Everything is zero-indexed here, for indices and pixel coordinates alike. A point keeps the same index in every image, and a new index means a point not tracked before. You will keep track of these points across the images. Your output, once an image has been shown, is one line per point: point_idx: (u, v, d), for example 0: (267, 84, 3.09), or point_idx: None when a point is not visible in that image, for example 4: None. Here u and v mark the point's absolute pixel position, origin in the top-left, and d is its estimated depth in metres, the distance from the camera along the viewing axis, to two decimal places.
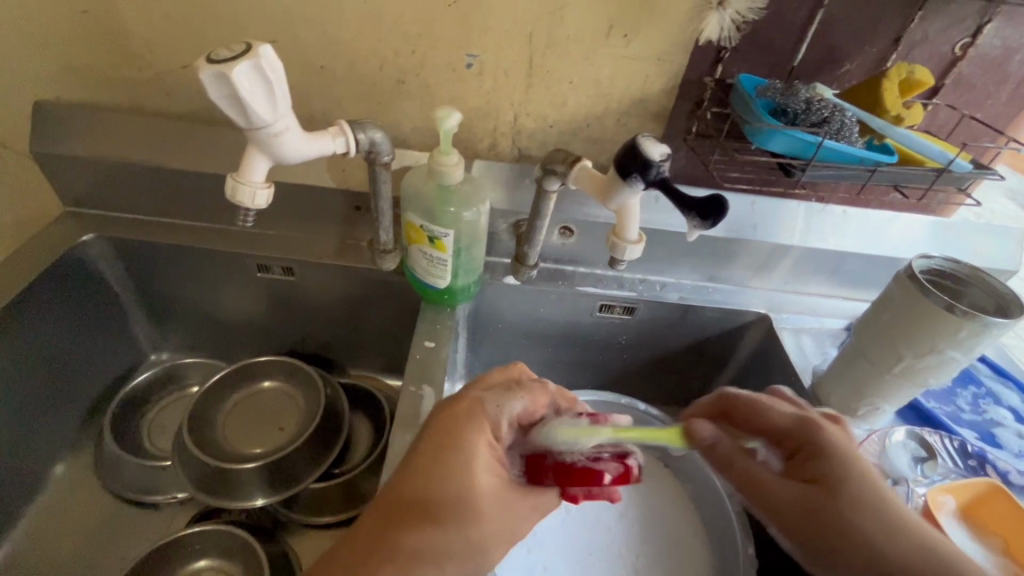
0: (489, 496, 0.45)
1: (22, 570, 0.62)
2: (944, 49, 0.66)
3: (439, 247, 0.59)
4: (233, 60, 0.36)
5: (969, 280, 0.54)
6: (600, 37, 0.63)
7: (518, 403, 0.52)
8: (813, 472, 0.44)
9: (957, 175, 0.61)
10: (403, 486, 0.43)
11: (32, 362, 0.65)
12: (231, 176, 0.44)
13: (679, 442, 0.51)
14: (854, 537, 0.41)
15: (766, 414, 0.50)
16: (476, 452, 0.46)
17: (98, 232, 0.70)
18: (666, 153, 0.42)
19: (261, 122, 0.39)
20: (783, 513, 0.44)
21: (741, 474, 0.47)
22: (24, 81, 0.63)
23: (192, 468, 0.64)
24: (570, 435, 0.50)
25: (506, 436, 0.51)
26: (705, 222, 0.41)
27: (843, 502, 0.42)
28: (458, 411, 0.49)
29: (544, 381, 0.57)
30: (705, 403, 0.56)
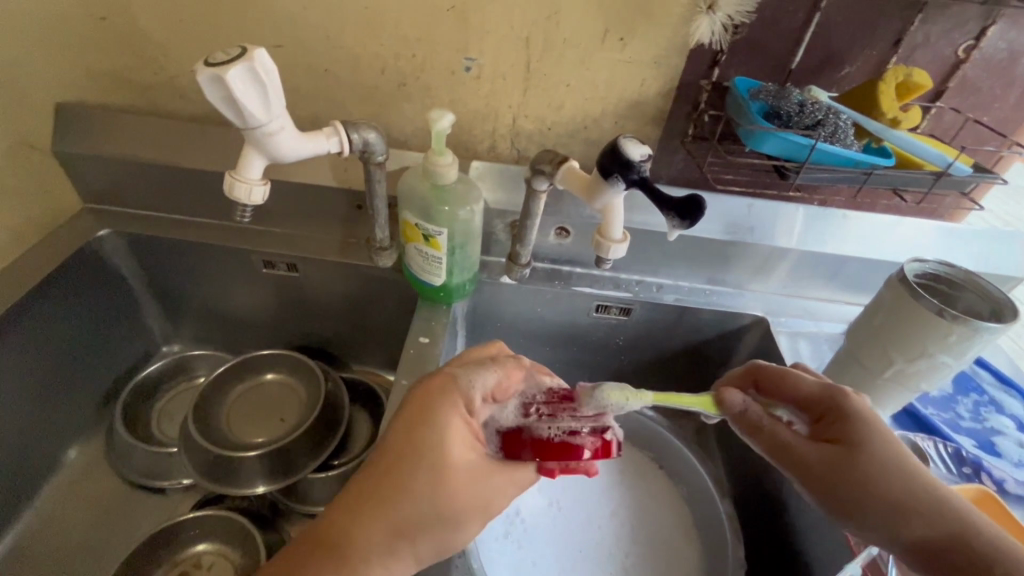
0: (460, 473, 0.46)
1: (35, 547, 0.65)
2: (946, 51, 0.66)
3: (433, 245, 0.60)
4: (228, 63, 0.38)
5: (961, 285, 0.54)
6: (596, 41, 0.64)
7: (490, 377, 0.52)
8: (837, 433, 0.47)
9: (957, 179, 0.61)
10: (383, 466, 0.44)
11: (50, 350, 0.68)
12: (228, 173, 0.46)
13: (711, 410, 0.52)
14: (876, 491, 0.43)
15: (795, 383, 0.52)
16: (449, 427, 0.46)
17: (114, 227, 0.73)
18: (646, 154, 0.43)
19: (255, 122, 0.41)
20: (809, 473, 0.46)
21: (770, 437, 0.49)
22: (47, 84, 0.66)
23: (196, 455, 0.66)
24: (616, 397, 0.51)
25: (480, 411, 0.51)
26: (684, 222, 0.42)
27: (866, 462, 0.44)
28: (431, 388, 0.49)
29: (519, 357, 0.57)
30: (733, 375, 0.58)
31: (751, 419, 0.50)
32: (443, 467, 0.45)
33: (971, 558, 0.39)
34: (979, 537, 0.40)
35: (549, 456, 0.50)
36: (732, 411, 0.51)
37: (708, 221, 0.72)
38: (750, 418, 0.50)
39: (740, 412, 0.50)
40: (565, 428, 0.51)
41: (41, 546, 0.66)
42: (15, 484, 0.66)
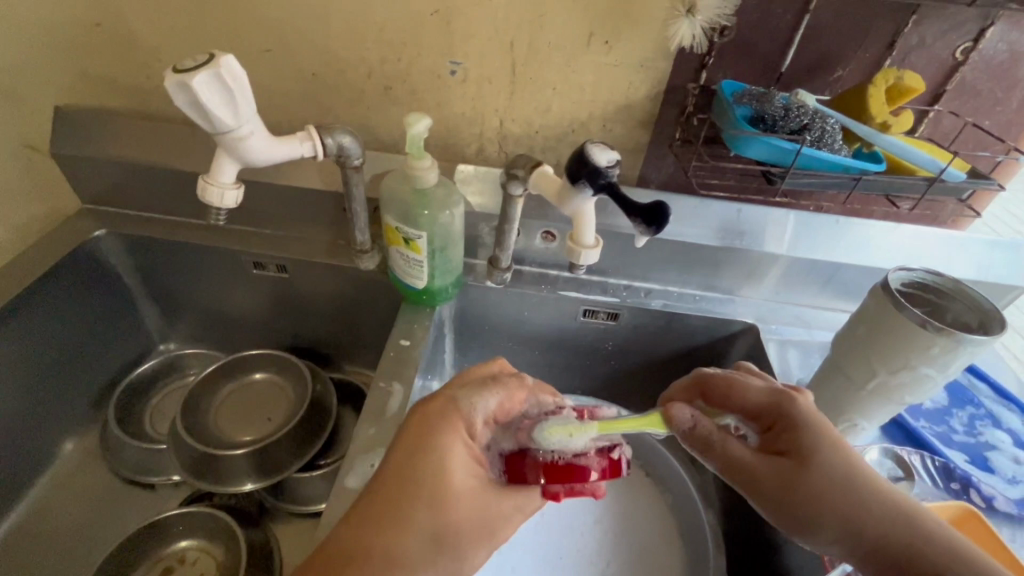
0: (463, 503, 0.44)
1: (28, 538, 0.67)
2: (943, 54, 0.64)
3: (414, 248, 0.61)
4: (195, 70, 0.39)
5: (951, 294, 0.52)
6: (581, 44, 0.64)
7: (493, 399, 0.50)
8: (788, 445, 0.44)
9: (950, 185, 0.60)
10: (384, 496, 0.42)
11: (46, 346, 0.70)
12: (202, 177, 0.47)
13: (660, 428, 0.49)
14: (830, 504, 0.41)
15: (742, 393, 0.49)
16: (450, 454, 0.45)
17: (110, 228, 0.75)
18: (614, 160, 0.43)
19: (226, 127, 0.42)
20: (761, 489, 0.43)
21: (722, 453, 0.46)
22: (45, 89, 0.68)
23: (183, 452, 0.67)
24: (558, 434, 0.49)
25: (483, 434, 0.49)
26: (650, 228, 0.42)
27: (819, 474, 0.42)
28: (431, 414, 0.47)
29: (521, 375, 0.54)
30: (681, 385, 0.55)
31: (700, 436, 0.47)
32: (445, 497, 0.43)
33: (923, 566, 0.38)
34: (930, 543, 0.38)
35: (556, 480, 0.49)
36: (682, 428, 0.48)
37: (697, 226, 0.71)
38: (701, 435, 0.47)
39: (689, 429, 0.47)
40: (568, 449, 0.50)
41: (34, 536, 0.67)
42: (10, 476, 0.68)
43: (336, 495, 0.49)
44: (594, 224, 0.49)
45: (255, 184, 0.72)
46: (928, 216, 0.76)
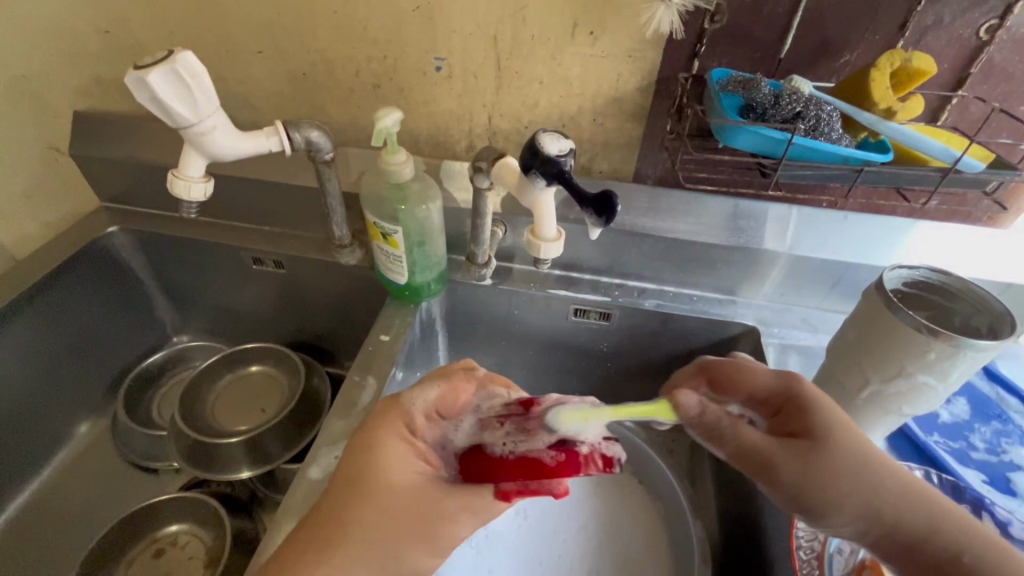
0: (407, 497, 0.43)
1: (42, 511, 0.72)
2: (965, 33, 0.57)
3: (391, 243, 0.61)
4: (152, 67, 0.45)
5: (958, 294, 0.51)
6: (566, 36, 0.61)
7: (432, 392, 0.50)
8: (801, 428, 0.40)
9: (968, 176, 0.54)
10: (339, 500, 0.41)
11: (62, 335, 0.75)
12: (174, 172, 0.54)
13: (669, 417, 0.44)
14: (851, 489, 0.37)
15: (749, 377, 0.45)
16: (388, 452, 0.44)
17: (123, 224, 0.79)
18: (565, 149, 0.47)
19: (187, 122, 0.49)
20: (776, 476, 0.38)
21: (733, 441, 0.41)
22: (65, 94, 0.73)
23: (180, 441, 0.69)
24: (573, 421, 0.42)
25: (428, 431, 0.48)
26: (601, 218, 0.45)
27: (835, 458, 0.38)
28: (372, 414, 0.48)
29: (471, 368, 0.54)
30: (683, 372, 0.50)
31: (710, 424, 0.42)
32: (385, 492, 0.42)
33: (940, 547, 0.35)
34: (947, 525, 0.36)
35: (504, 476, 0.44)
36: (691, 415, 0.43)
37: (691, 222, 0.67)
38: (710, 422, 0.42)
39: (697, 416, 0.43)
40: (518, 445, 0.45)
41: (48, 509, 0.73)
42: (27, 453, 0.73)
43: (297, 484, 0.49)
44: (553, 216, 0.54)
45: (251, 181, 0.74)
46: (958, 212, 0.69)
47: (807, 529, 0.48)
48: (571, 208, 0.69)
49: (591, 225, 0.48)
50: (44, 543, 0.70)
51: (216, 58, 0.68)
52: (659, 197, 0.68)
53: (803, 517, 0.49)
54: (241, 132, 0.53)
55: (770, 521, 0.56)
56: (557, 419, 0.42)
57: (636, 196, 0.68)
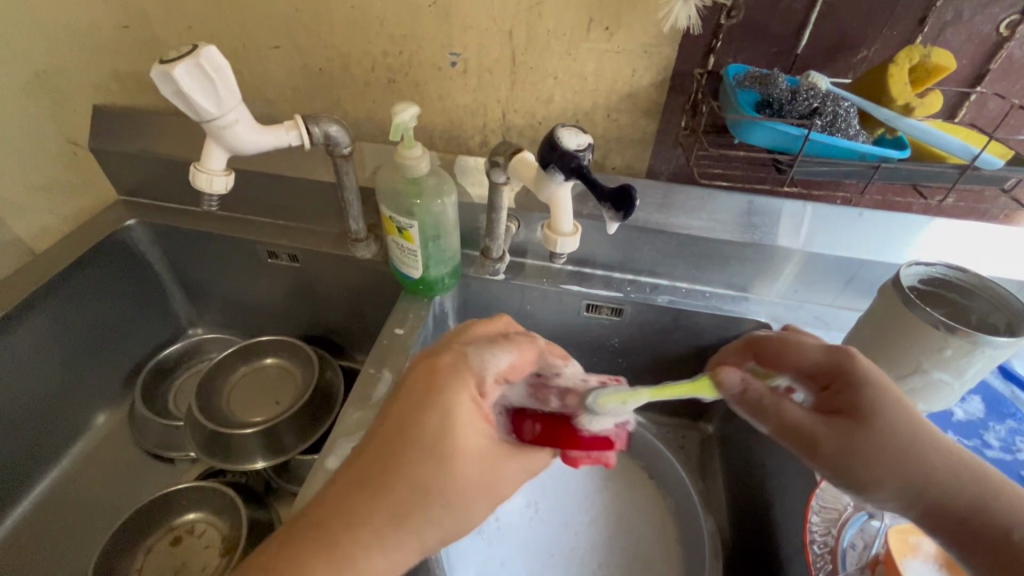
0: (469, 460, 0.40)
1: (62, 499, 0.74)
2: (985, 29, 0.56)
3: (406, 237, 0.62)
4: (177, 61, 0.46)
5: (971, 290, 0.51)
6: (581, 31, 0.61)
7: (505, 358, 0.47)
8: (847, 404, 0.39)
9: (985, 172, 0.54)
10: (365, 468, 0.38)
11: (81, 326, 0.76)
12: (196, 165, 0.55)
13: (707, 392, 0.43)
14: (895, 466, 0.36)
15: (798, 350, 0.44)
16: (457, 409, 0.41)
17: (140, 218, 0.80)
18: (584, 144, 0.47)
19: (210, 116, 0.50)
20: (818, 453, 0.38)
21: (776, 417, 0.40)
22: (85, 89, 0.74)
23: (197, 431, 0.70)
24: (612, 403, 0.46)
25: (492, 392, 0.46)
26: (618, 213, 0.46)
27: (880, 436, 0.36)
28: (440, 365, 0.44)
29: (531, 334, 0.52)
30: (731, 348, 0.50)
31: (753, 400, 0.42)
32: (449, 454, 0.39)
33: (991, 523, 0.34)
34: (1001, 504, 0.34)
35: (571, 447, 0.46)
36: (732, 391, 0.43)
37: (705, 218, 0.67)
38: (753, 399, 0.42)
39: (739, 392, 0.42)
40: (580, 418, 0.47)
41: (68, 496, 0.74)
42: (48, 442, 0.75)
43: (314, 473, 0.50)
44: (571, 210, 0.54)
45: (266, 176, 0.74)
46: (974, 210, 0.68)
47: (821, 524, 0.48)
48: (584, 203, 0.69)
49: (607, 219, 0.48)
50: (64, 529, 0.72)
51: (234, 52, 0.68)
52: (672, 193, 0.68)
53: (816, 511, 0.49)
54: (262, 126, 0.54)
55: (781, 516, 0.57)
56: (598, 402, 0.46)
57: (650, 192, 0.68)
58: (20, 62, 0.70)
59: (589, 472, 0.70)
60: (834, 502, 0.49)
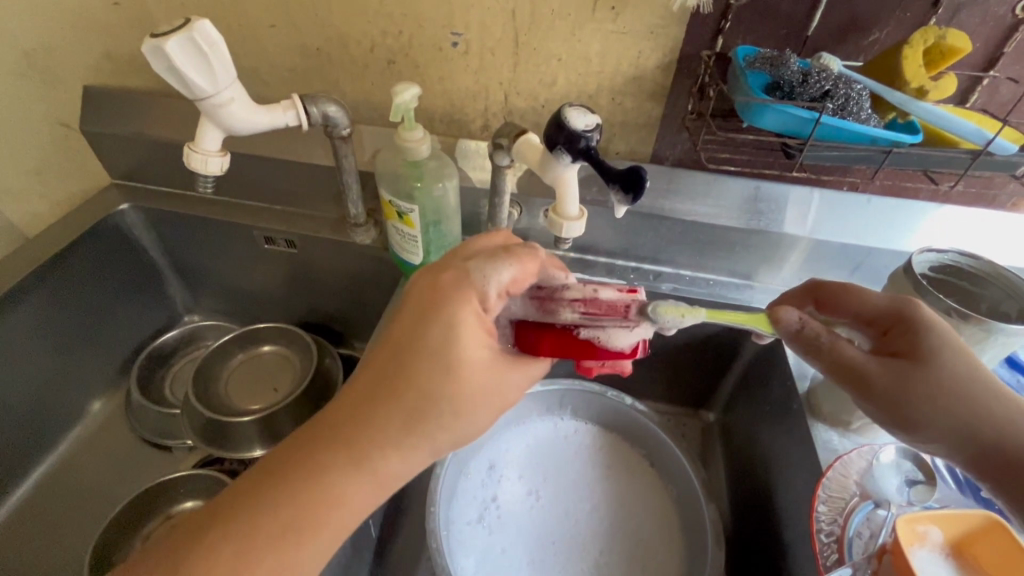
0: (476, 370, 0.39)
1: (58, 486, 0.74)
2: (1000, 11, 0.55)
3: (407, 222, 0.61)
4: (169, 35, 0.44)
5: (989, 280, 0.51)
6: (586, 11, 0.59)
7: (507, 273, 0.41)
8: (905, 347, 0.40)
9: (998, 158, 0.53)
10: (329, 429, 0.38)
11: (74, 312, 0.75)
12: (189, 145, 0.54)
13: (767, 330, 0.45)
14: (951, 407, 0.38)
15: (859, 296, 0.44)
16: (457, 327, 0.38)
17: (134, 202, 0.78)
18: (591, 124, 0.46)
19: (203, 93, 0.48)
20: (869, 389, 0.39)
21: (830, 356, 0.41)
22: (75, 68, 0.72)
23: (195, 419, 0.69)
24: (607, 319, 0.43)
25: (496, 308, 0.41)
26: (628, 195, 0.45)
27: (937, 377, 0.38)
28: (441, 284, 0.40)
29: (533, 246, 0.44)
30: (790, 290, 0.49)
31: (809, 338, 0.42)
32: (454, 367, 0.38)
33: None
34: None
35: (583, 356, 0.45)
36: (790, 327, 0.43)
37: (710, 205, 0.66)
38: (808, 337, 0.42)
39: (796, 330, 0.43)
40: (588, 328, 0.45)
41: (66, 483, 0.74)
42: (43, 430, 0.74)
43: None
44: (576, 194, 0.53)
45: (262, 159, 0.72)
46: (983, 197, 0.67)
47: (827, 513, 0.48)
48: (588, 189, 0.68)
49: (615, 202, 0.47)
50: (61, 516, 0.71)
51: (228, 31, 0.66)
52: (677, 178, 0.67)
53: (824, 501, 0.49)
54: (257, 105, 0.53)
55: (784, 505, 0.56)
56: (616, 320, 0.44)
57: (655, 178, 0.67)
58: (8, 42, 0.68)
59: (591, 460, 0.69)
60: (840, 491, 0.49)
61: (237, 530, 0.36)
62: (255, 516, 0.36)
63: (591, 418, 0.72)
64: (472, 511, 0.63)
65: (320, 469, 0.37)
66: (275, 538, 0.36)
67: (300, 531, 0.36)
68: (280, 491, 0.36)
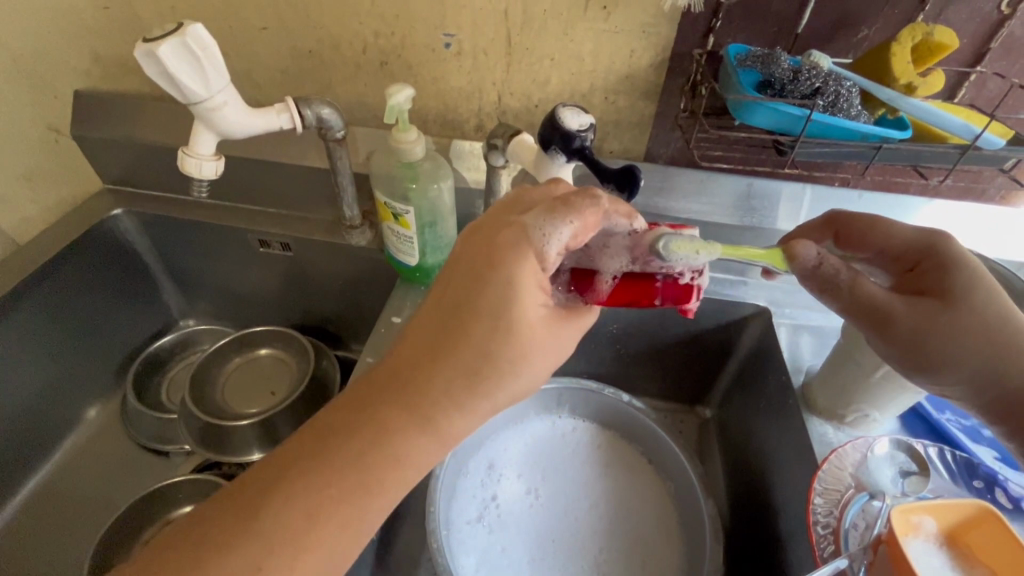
0: (536, 329, 0.39)
1: (55, 494, 0.73)
2: (987, 7, 0.55)
3: (402, 223, 0.61)
4: (162, 39, 0.44)
5: (976, 272, 0.53)
6: (578, 10, 0.59)
7: (566, 231, 0.39)
8: (936, 284, 0.41)
9: (987, 152, 0.54)
10: (371, 407, 0.37)
11: (68, 318, 0.74)
12: (183, 150, 0.54)
13: (780, 264, 0.46)
14: (981, 345, 0.39)
15: (886, 232, 0.46)
16: (519, 283, 0.38)
17: (127, 207, 0.78)
18: (585, 123, 0.47)
19: (197, 98, 0.48)
20: (894, 330, 0.40)
21: (850, 293, 0.41)
22: (65, 73, 0.71)
23: (192, 423, 0.69)
24: (685, 249, 0.42)
25: (553, 264, 0.40)
26: (622, 195, 0.46)
27: (968, 316, 0.39)
28: (495, 240, 0.39)
29: (593, 192, 0.42)
30: (811, 224, 0.51)
31: (824, 275, 0.43)
32: (512, 326, 0.38)
33: None
34: None
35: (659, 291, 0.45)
36: (806, 265, 0.43)
37: (704, 202, 0.67)
38: (824, 273, 0.42)
39: (813, 266, 0.43)
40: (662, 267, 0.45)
41: (62, 491, 0.74)
42: (36, 438, 0.74)
43: None
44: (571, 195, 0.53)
45: (256, 162, 0.72)
46: (972, 190, 0.67)
47: (823, 505, 0.48)
48: (583, 189, 0.68)
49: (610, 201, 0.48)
50: (58, 524, 0.71)
51: (220, 34, 0.66)
52: (670, 176, 0.68)
53: (819, 493, 0.49)
54: (251, 108, 0.53)
55: (781, 498, 0.57)
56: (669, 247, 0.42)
57: (648, 176, 0.68)
58: None
59: (589, 457, 0.69)
60: (837, 483, 0.50)
61: (292, 510, 0.35)
62: (313, 484, 0.36)
63: (589, 416, 0.73)
64: (472, 510, 0.63)
65: (370, 443, 0.37)
66: (336, 507, 0.36)
67: (362, 497, 0.36)
68: (340, 457, 0.36)
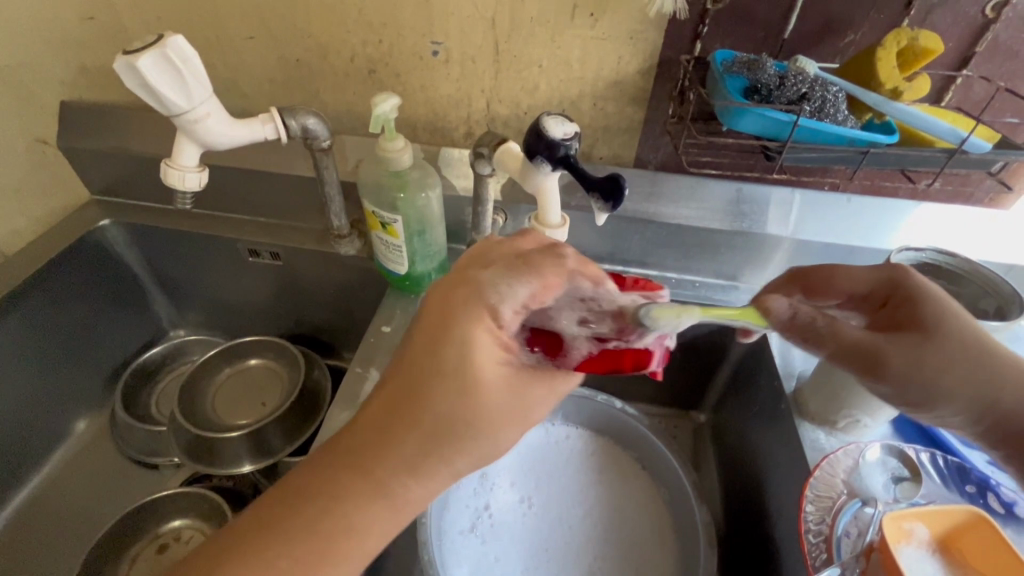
0: (492, 390, 0.39)
1: (42, 508, 0.72)
2: (971, 11, 0.56)
3: (391, 232, 0.60)
4: (141, 52, 0.44)
5: (965, 276, 0.54)
6: (566, 17, 0.59)
7: (524, 290, 0.41)
8: (909, 318, 0.42)
9: (973, 156, 0.54)
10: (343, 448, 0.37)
11: (55, 330, 0.73)
12: (167, 161, 0.53)
13: (759, 323, 0.44)
14: (967, 373, 0.40)
15: (846, 277, 0.46)
16: (472, 345, 0.38)
17: (114, 218, 0.78)
18: (570, 133, 0.47)
19: (180, 110, 0.48)
20: (884, 371, 0.40)
21: (833, 339, 0.41)
22: (51, 83, 0.71)
23: (181, 436, 0.68)
24: (666, 316, 0.41)
25: (513, 324, 0.41)
26: (608, 203, 0.45)
27: (946, 346, 0.40)
28: (453, 299, 0.40)
29: (558, 253, 0.44)
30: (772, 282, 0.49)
31: (804, 324, 0.42)
32: (472, 390, 0.38)
33: None
34: None
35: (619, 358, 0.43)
36: (781, 318, 0.43)
37: (695, 208, 0.67)
38: (804, 322, 0.42)
39: (790, 318, 0.43)
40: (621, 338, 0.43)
41: (50, 505, 0.73)
42: (23, 452, 0.73)
43: None
44: (558, 203, 0.53)
45: (244, 171, 0.72)
46: (961, 193, 0.67)
47: (815, 512, 0.48)
48: (572, 195, 0.68)
49: (596, 210, 0.48)
50: (45, 541, 0.70)
51: (206, 43, 0.66)
52: (661, 182, 0.68)
53: (811, 500, 0.49)
54: (235, 119, 0.52)
55: (775, 505, 0.56)
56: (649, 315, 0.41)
57: (637, 182, 0.68)
58: None
59: (583, 465, 0.69)
60: (829, 489, 0.49)
61: None
62: None
63: (582, 423, 0.72)
64: (464, 520, 0.62)
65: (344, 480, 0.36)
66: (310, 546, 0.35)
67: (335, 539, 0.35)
68: None
